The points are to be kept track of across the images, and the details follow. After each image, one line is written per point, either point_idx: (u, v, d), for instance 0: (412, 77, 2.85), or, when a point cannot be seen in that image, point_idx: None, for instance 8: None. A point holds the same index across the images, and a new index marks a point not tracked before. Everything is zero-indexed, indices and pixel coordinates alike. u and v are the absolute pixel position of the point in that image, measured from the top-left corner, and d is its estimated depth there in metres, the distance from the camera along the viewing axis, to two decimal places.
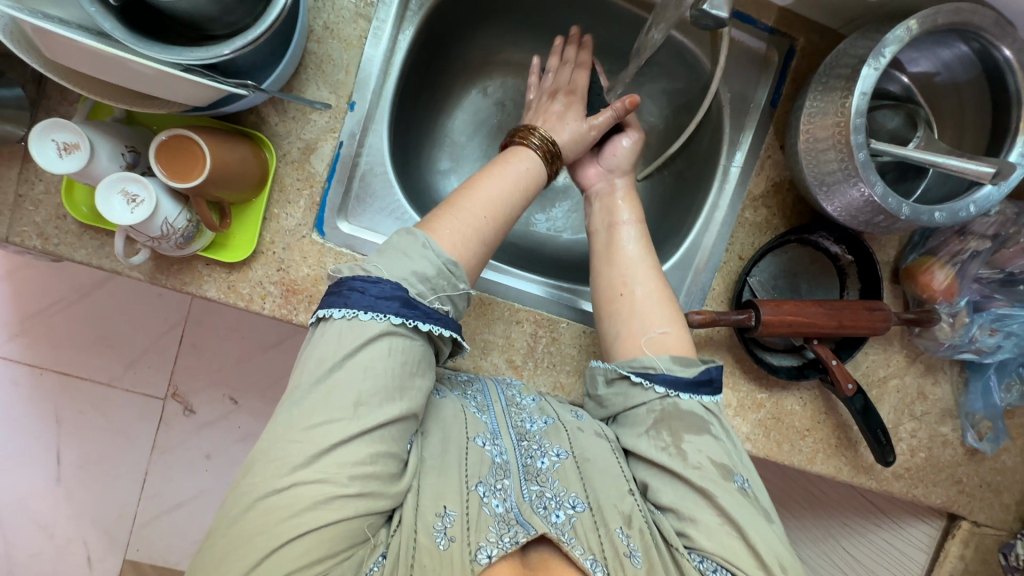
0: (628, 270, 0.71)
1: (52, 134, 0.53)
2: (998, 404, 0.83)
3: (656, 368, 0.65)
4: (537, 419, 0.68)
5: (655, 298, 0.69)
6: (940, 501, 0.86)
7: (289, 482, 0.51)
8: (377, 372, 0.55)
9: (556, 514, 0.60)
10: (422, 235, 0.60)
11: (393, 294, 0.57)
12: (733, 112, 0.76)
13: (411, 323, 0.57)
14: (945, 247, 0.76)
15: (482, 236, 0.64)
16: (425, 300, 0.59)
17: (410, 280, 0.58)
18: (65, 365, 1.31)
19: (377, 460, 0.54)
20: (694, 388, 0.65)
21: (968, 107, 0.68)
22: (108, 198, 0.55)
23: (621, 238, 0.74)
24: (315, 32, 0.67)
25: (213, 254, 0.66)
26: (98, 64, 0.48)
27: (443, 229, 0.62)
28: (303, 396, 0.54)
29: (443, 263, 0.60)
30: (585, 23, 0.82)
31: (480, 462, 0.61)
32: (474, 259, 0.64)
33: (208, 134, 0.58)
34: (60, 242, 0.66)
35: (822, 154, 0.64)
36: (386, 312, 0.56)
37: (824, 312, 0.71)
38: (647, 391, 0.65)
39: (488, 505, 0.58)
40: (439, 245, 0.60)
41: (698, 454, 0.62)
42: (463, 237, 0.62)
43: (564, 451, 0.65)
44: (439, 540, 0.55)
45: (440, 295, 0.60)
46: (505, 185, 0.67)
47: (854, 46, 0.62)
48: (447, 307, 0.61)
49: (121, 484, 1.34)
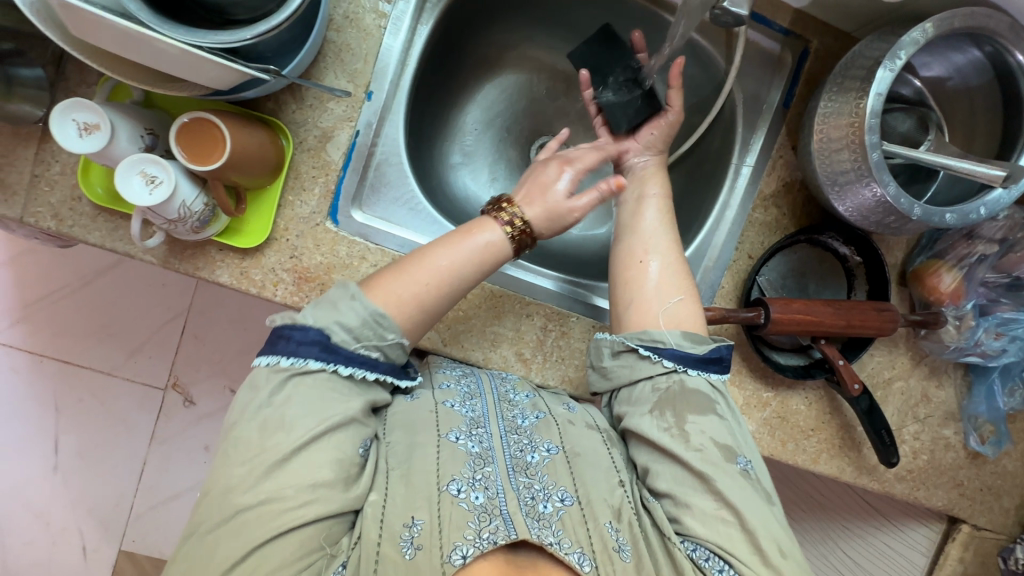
0: (645, 240, 0.70)
1: (74, 114, 0.54)
2: (1000, 407, 0.84)
3: (666, 341, 0.65)
4: (529, 414, 0.68)
5: (673, 269, 0.69)
6: (941, 504, 0.86)
7: (238, 508, 0.54)
8: (312, 395, 0.58)
9: (544, 505, 0.61)
10: (355, 288, 0.61)
11: (314, 339, 0.58)
12: (746, 111, 0.77)
13: (333, 366, 0.59)
14: (952, 251, 0.77)
15: (420, 301, 0.63)
16: (349, 347, 0.59)
17: (334, 329, 0.59)
18: (65, 353, 1.31)
19: (329, 466, 0.57)
20: (703, 365, 0.65)
21: (978, 112, 0.69)
22: (127, 178, 0.55)
23: (645, 208, 0.73)
24: (335, 21, 0.67)
25: (227, 239, 0.66)
26: (121, 43, 0.48)
27: (380, 287, 0.62)
28: (247, 428, 0.56)
29: (369, 314, 0.60)
30: (600, 21, 0.83)
31: (455, 459, 0.61)
32: (411, 320, 0.63)
33: (229, 118, 0.58)
34: (74, 224, 0.66)
35: (835, 154, 0.64)
36: (307, 356, 0.58)
37: (833, 311, 0.72)
38: (655, 365, 0.65)
39: (465, 501, 0.58)
40: (372, 301, 0.61)
41: (703, 436, 0.63)
42: (399, 298, 0.62)
43: (555, 445, 0.66)
44: (405, 550, 0.55)
45: (367, 344, 0.60)
46: (459, 257, 0.64)
47: (870, 47, 0.63)
48: (375, 353, 0.61)
49: (118, 473, 1.33)
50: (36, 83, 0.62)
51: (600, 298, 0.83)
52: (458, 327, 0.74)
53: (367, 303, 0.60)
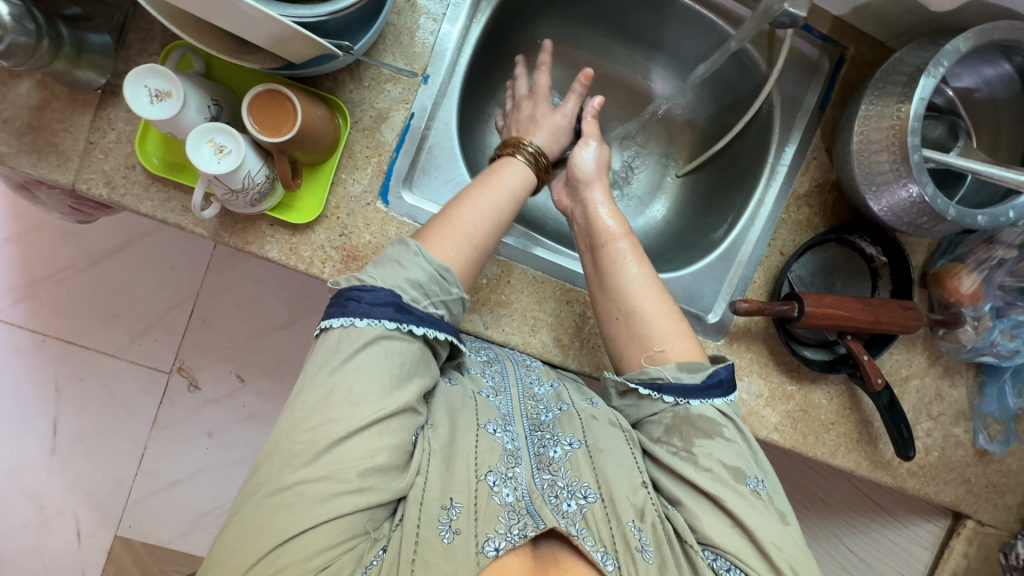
0: (621, 294, 0.70)
1: (147, 81, 0.54)
2: (1010, 406, 0.87)
3: (663, 377, 0.66)
4: (553, 407, 0.70)
5: (654, 316, 0.69)
6: (949, 499, 0.89)
7: (288, 484, 0.52)
8: (377, 373, 0.56)
9: (568, 502, 0.61)
10: (415, 245, 0.62)
11: (387, 300, 0.58)
12: (784, 113, 0.80)
13: (406, 328, 0.58)
14: (972, 255, 0.81)
15: (475, 246, 0.65)
16: (420, 305, 0.60)
17: (405, 287, 0.59)
18: (71, 332, 1.29)
19: (382, 451, 0.55)
20: (705, 393, 0.65)
21: (1005, 122, 0.72)
22: (197, 147, 0.56)
23: (624, 257, 0.72)
24: (397, 5, 0.69)
25: (280, 214, 0.67)
26: (209, 12, 0.49)
27: (436, 238, 0.64)
28: (307, 395, 0.55)
29: (435, 269, 0.61)
30: (641, 20, 0.86)
31: (489, 449, 0.62)
32: (469, 265, 0.65)
33: (300, 93, 0.60)
34: (127, 192, 0.65)
35: (874, 156, 0.68)
36: (381, 317, 0.57)
37: (862, 307, 0.75)
38: (657, 401, 0.66)
39: (498, 494, 0.59)
40: (433, 256, 0.62)
41: (710, 458, 0.63)
42: (456, 250, 0.64)
43: (577, 439, 0.66)
44: (443, 533, 0.55)
45: (435, 301, 0.61)
46: (496, 200, 0.68)
47: (910, 55, 0.66)
48: (442, 311, 0.62)
49: (118, 457, 1.30)
50: (102, 50, 0.62)
51: None
52: (500, 310, 0.76)
53: (430, 259, 0.62)
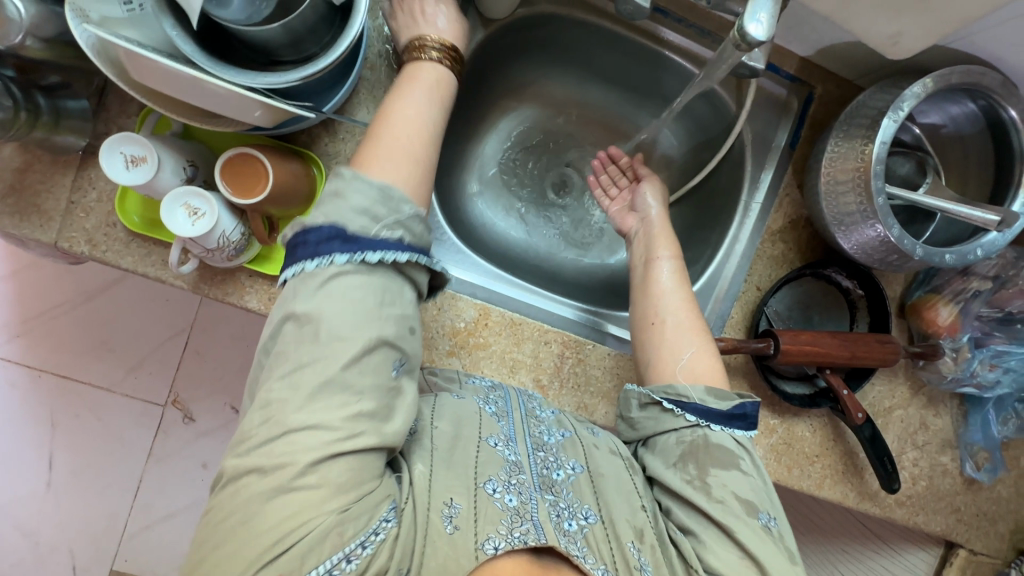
0: (656, 302, 0.73)
1: (123, 148, 0.56)
2: (995, 435, 0.87)
3: (688, 396, 0.65)
4: (554, 432, 0.66)
5: (688, 327, 0.70)
6: (939, 529, 0.89)
7: (285, 429, 0.50)
8: (350, 305, 0.53)
9: (569, 522, 0.58)
10: (349, 171, 0.57)
11: (331, 233, 0.54)
12: (754, 150, 0.81)
13: (359, 256, 0.54)
14: (949, 286, 0.82)
15: (413, 153, 0.61)
16: (369, 232, 0.55)
17: (349, 216, 0.55)
18: (65, 368, 1.30)
19: (369, 395, 0.53)
20: (726, 421, 0.64)
21: (971, 158, 0.73)
22: (172, 210, 0.57)
23: (659, 272, 0.75)
24: (370, 60, 0.71)
25: (258, 266, 0.68)
26: (179, 86, 0.52)
27: (369, 158, 0.59)
28: (284, 341, 0.53)
29: (377, 188, 0.56)
30: (615, 62, 0.87)
31: (491, 460, 0.59)
32: (414, 169, 0.60)
33: (272, 153, 0.61)
34: (108, 249, 0.67)
35: (841, 196, 0.69)
36: (330, 253, 0.53)
37: (838, 343, 0.75)
38: (678, 418, 0.65)
39: (499, 500, 0.56)
40: (368, 176, 0.57)
41: (724, 489, 0.61)
42: (392, 166, 0.59)
43: (580, 464, 0.64)
44: (445, 525, 0.52)
45: (386, 223, 0.56)
46: (419, 105, 0.64)
47: (873, 98, 0.67)
48: (398, 234, 0.56)
49: (112, 491, 1.31)
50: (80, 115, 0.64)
51: (614, 325, 0.85)
52: (479, 353, 0.76)
53: (370, 181, 0.57)
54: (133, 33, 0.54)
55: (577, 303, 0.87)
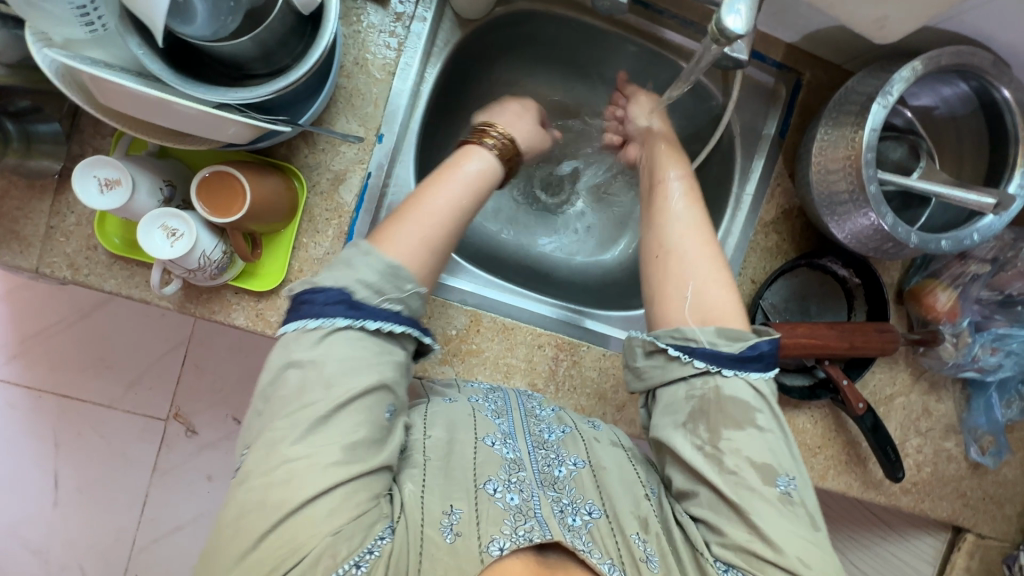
0: (661, 229, 0.68)
1: (96, 171, 0.55)
2: (999, 418, 0.86)
3: (697, 340, 0.59)
4: (555, 428, 0.64)
5: (697, 256, 0.65)
6: (945, 514, 0.88)
7: (283, 462, 0.50)
8: (345, 355, 0.54)
9: (573, 517, 0.56)
10: (366, 244, 0.58)
11: (338, 298, 0.55)
12: (743, 141, 0.80)
13: (360, 323, 0.55)
14: (947, 271, 0.80)
15: (431, 242, 0.61)
16: (372, 303, 0.56)
17: (355, 287, 0.56)
18: (66, 386, 1.30)
19: (363, 427, 0.53)
20: (740, 365, 0.58)
21: (966, 140, 0.72)
22: (149, 232, 0.56)
23: (669, 194, 0.70)
24: (345, 68, 0.68)
25: (243, 283, 0.67)
26: (146, 109, 0.51)
27: (387, 235, 0.60)
28: (281, 385, 0.53)
29: (386, 267, 0.57)
30: (598, 57, 0.86)
31: (490, 460, 0.58)
32: (429, 256, 0.61)
33: (249, 170, 0.60)
34: (90, 272, 0.66)
35: (833, 185, 0.67)
36: (335, 315, 0.55)
37: (835, 333, 0.74)
38: (686, 365, 0.59)
39: (501, 499, 0.55)
40: (383, 254, 0.58)
41: (738, 456, 0.56)
42: (411, 248, 0.60)
43: (582, 459, 0.62)
44: (445, 535, 0.52)
45: (387, 298, 0.57)
46: (457, 190, 0.65)
47: (862, 83, 0.66)
48: (398, 307, 0.57)
49: (120, 507, 1.31)
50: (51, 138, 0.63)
51: (603, 325, 0.83)
52: (472, 359, 0.75)
53: (382, 258, 0.57)
54: (99, 54, 0.52)
55: (558, 301, 0.85)
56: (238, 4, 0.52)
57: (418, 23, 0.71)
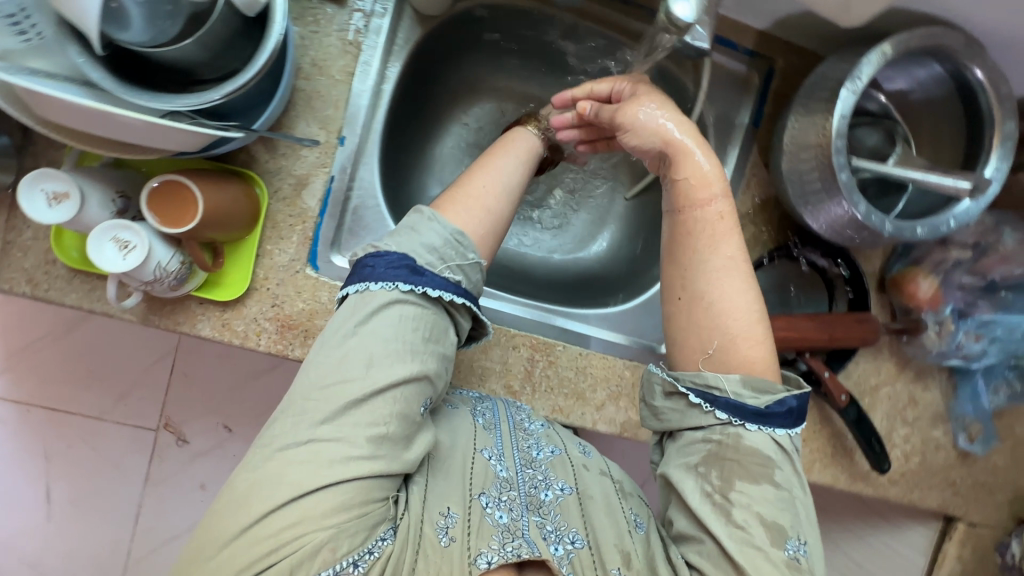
0: (691, 271, 0.59)
1: (43, 184, 0.53)
2: (985, 406, 0.85)
3: (721, 389, 0.55)
4: (544, 447, 0.63)
5: (729, 299, 0.57)
6: (935, 504, 0.86)
7: (308, 438, 0.48)
8: (389, 336, 0.52)
9: (555, 547, 0.54)
10: (429, 211, 0.58)
11: (401, 262, 0.54)
12: (718, 132, 0.78)
13: (421, 290, 0.54)
14: (928, 257, 0.79)
15: (492, 211, 0.61)
16: (435, 269, 0.55)
17: (419, 250, 0.55)
18: (53, 399, 1.19)
19: (394, 422, 0.51)
20: (765, 419, 0.55)
21: (943, 122, 0.70)
22: (100, 245, 0.55)
23: (697, 231, 0.59)
24: (303, 70, 0.67)
25: (206, 293, 0.66)
26: (91, 121, 0.49)
27: (448, 203, 0.60)
28: (319, 353, 0.52)
29: (450, 233, 0.57)
30: (567, 49, 0.84)
31: (484, 474, 0.57)
32: (491, 232, 0.61)
33: (201, 178, 0.59)
34: (50, 287, 0.65)
35: (805, 174, 0.66)
36: (395, 280, 0.54)
37: (813, 326, 0.73)
38: (706, 415, 0.56)
39: (491, 516, 0.54)
40: (448, 221, 0.58)
41: (747, 511, 0.52)
42: (474, 219, 0.59)
43: (569, 485, 0.59)
44: (440, 537, 0.52)
45: (451, 266, 0.56)
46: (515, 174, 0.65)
47: (833, 69, 0.64)
48: (458, 277, 0.57)
49: (113, 521, 1.22)
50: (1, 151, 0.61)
51: (581, 323, 0.82)
52: None
53: (445, 224, 0.57)
54: (40, 63, 0.50)
55: (532, 301, 0.84)
56: (176, 7, 0.50)
57: (377, 19, 0.70)
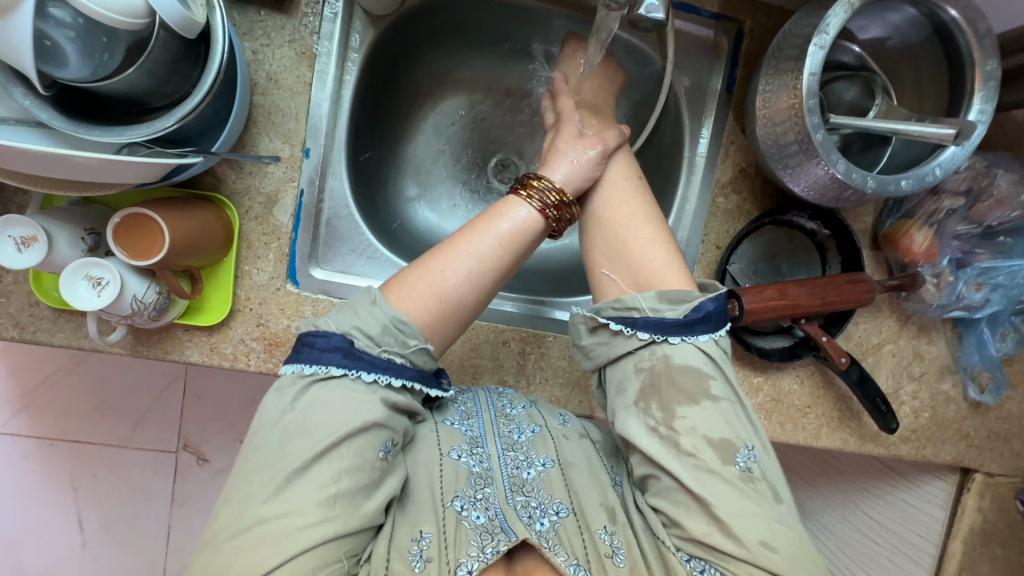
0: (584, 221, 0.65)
1: (10, 230, 0.53)
2: (994, 354, 0.82)
3: (639, 310, 0.57)
4: (525, 428, 0.62)
5: (634, 222, 0.63)
6: (950, 458, 0.85)
7: (253, 522, 0.46)
8: (330, 403, 0.50)
9: (541, 522, 0.55)
10: (376, 292, 0.55)
11: (336, 345, 0.52)
12: (690, 102, 0.76)
13: (356, 373, 0.52)
14: (921, 209, 0.76)
15: (442, 295, 0.56)
16: (370, 352, 0.53)
17: (356, 333, 0.53)
18: (73, 433, 1.21)
19: (346, 476, 0.49)
20: (687, 329, 0.56)
21: (921, 67, 0.67)
22: (74, 284, 0.55)
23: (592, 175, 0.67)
24: (259, 85, 0.67)
25: (190, 320, 0.66)
26: (40, 164, 0.49)
27: (398, 285, 0.56)
28: (256, 435, 0.50)
29: (389, 319, 0.53)
30: (529, 31, 0.82)
31: (456, 476, 0.57)
32: (444, 318, 0.56)
33: (165, 207, 0.58)
34: (37, 329, 0.65)
35: (781, 137, 0.63)
36: (330, 363, 0.52)
37: (806, 291, 0.71)
38: (631, 339, 0.57)
39: (468, 518, 0.54)
40: (393, 308, 0.54)
41: (692, 434, 0.54)
42: (420, 306, 0.55)
43: (551, 459, 0.60)
44: (413, 564, 0.50)
45: (388, 350, 0.53)
46: (481, 249, 0.57)
47: (799, 24, 0.61)
48: (399, 360, 0.54)
49: (144, 543, 1.24)
50: None
51: (571, 311, 0.81)
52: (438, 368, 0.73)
53: (387, 310, 0.53)
54: None
55: (519, 294, 0.82)
56: (112, 39, 0.49)
57: (327, 25, 0.68)
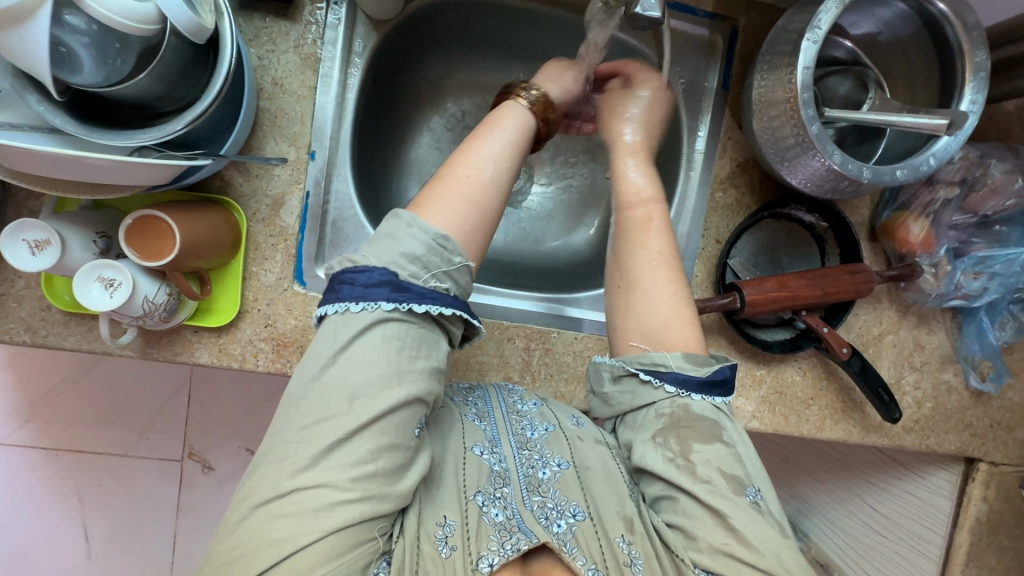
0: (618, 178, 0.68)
1: (23, 234, 0.54)
2: (993, 343, 0.83)
3: (666, 365, 0.57)
4: (538, 426, 0.63)
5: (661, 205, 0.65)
6: (954, 448, 0.85)
7: (290, 488, 0.47)
8: (372, 362, 0.50)
9: (558, 523, 0.55)
10: (408, 215, 0.55)
11: (381, 279, 0.52)
12: (687, 99, 0.78)
13: (406, 307, 0.52)
14: (916, 200, 0.77)
15: (476, 203, 0.57)
16: (420, 281, 0.53)
17: (401, 261, 0.53)
18: (80, 442, 1.21)
19: (382, 456, 0.49)
20: (707, 390, 0.57)
21: (912, 59, 0.69)
22: (86, 286, 0.56)
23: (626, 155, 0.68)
24: (265, 89, 0.68)
25: (199, 321, 0.67)
26: (55, 166, 0.50)
27: (429, 201, 0.56)
28: (297, 390, 0.50)
29: (432, 238, 0.54)
30: (528, 34, 0.84)
31: (478, 473, 0.57)
32: (472, 222, 0.57)
33: (176, 210, 0.59)
34: (49, 333, 0.66)
35: (778, 131, 0.65)
36: (377, 300, 0.52)
37: (806, 283, 0.72)
38: (656, 390, 0.58)
39: (488, 514, 0.54)
40: (428, 224, 0.54)
41: (709, 466, 0.54)
42: (454, 215, 0.56)
43: (566, 460, 0.60)
44: (440, 549, 0.51)
45: (437, 274, 0.54)
46: (494, 148, 0.60)
47: (792, 21, 0.63)
48: (446, 284, 0.55)
49: (151, 551, 1.25)
50: None
51: (575, 308, 0.82)
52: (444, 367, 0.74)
53: (426, 228, 0.54)
54: (7, 116, 0.52)
55: (537, 292, 0.84)
56: (124, 45, 0.50)
57: (330, 30, 0.70)
